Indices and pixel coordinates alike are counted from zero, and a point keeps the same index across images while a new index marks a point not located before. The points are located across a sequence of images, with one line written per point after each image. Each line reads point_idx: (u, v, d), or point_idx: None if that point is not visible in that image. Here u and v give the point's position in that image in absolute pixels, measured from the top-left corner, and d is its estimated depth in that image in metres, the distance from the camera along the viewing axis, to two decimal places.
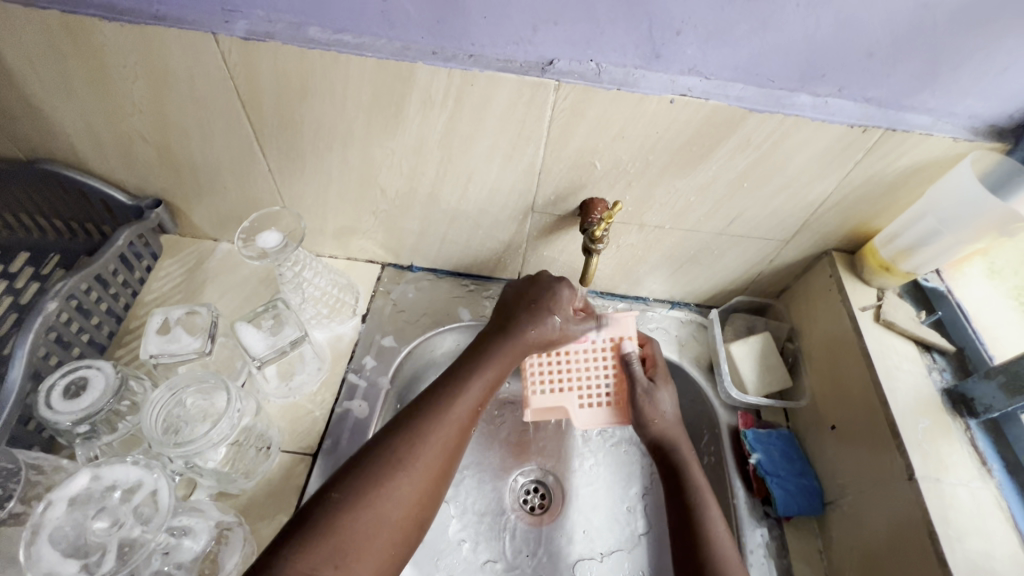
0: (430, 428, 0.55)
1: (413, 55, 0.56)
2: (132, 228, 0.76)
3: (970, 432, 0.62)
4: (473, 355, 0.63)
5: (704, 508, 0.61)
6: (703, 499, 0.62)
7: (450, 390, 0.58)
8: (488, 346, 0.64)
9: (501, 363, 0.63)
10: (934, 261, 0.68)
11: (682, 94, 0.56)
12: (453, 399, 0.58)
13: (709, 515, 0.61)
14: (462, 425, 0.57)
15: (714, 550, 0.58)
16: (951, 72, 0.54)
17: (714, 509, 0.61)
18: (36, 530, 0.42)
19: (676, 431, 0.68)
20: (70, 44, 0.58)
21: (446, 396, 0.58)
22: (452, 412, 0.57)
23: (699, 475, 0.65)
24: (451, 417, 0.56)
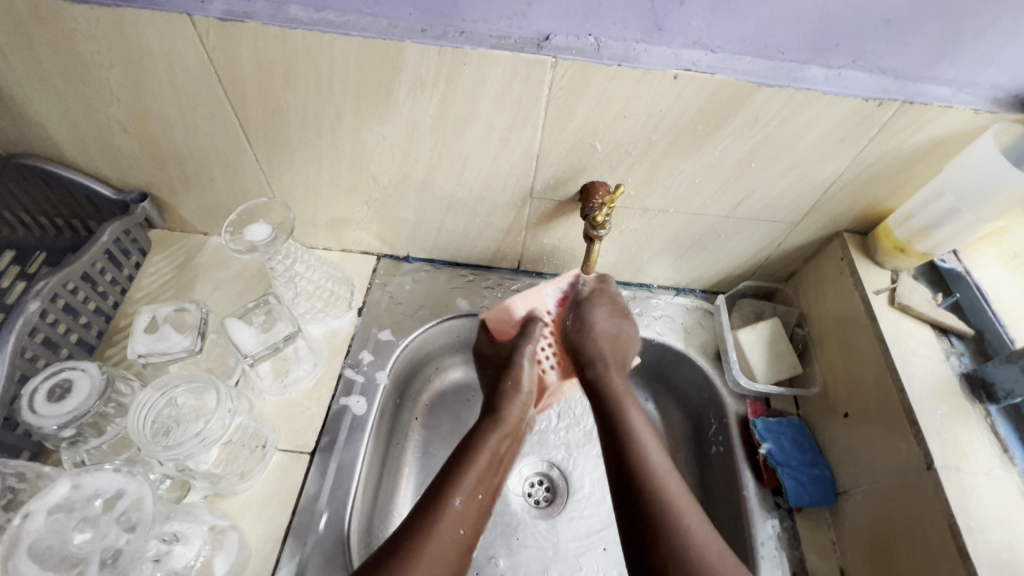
0: (444, 497, 0.56)
1: (401, 33, 0.53)
2: (116, 224, 0.73)
3: (990, 418, 0.60)
4: (457, 462, 0.59)
5: (627, 424, 0.61)
6: (624, 414, 0.62)
7: (426, 523, 0.53)
8: (478, 439, 0.62)
9: (492, 451, 0.62)
10: (951, 240, 0.65)
11: (686, 69, 0.53)
12: (433, 526, 0.53)
13: (639, 439, 0.59)
14: (447, 559, 0.52)
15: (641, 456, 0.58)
16: (973, 40, 0.51)
17: (638, 420, 0.61)
18: (14, 544, 0.42)
19: (601, 341, 0.69)
20: (40, 31, 0.55)
21: (421, 531, 0.53)
22: (466, 480, 0.58)
23: (620, 392, 0.64)
24: (464, 487, 0.57)
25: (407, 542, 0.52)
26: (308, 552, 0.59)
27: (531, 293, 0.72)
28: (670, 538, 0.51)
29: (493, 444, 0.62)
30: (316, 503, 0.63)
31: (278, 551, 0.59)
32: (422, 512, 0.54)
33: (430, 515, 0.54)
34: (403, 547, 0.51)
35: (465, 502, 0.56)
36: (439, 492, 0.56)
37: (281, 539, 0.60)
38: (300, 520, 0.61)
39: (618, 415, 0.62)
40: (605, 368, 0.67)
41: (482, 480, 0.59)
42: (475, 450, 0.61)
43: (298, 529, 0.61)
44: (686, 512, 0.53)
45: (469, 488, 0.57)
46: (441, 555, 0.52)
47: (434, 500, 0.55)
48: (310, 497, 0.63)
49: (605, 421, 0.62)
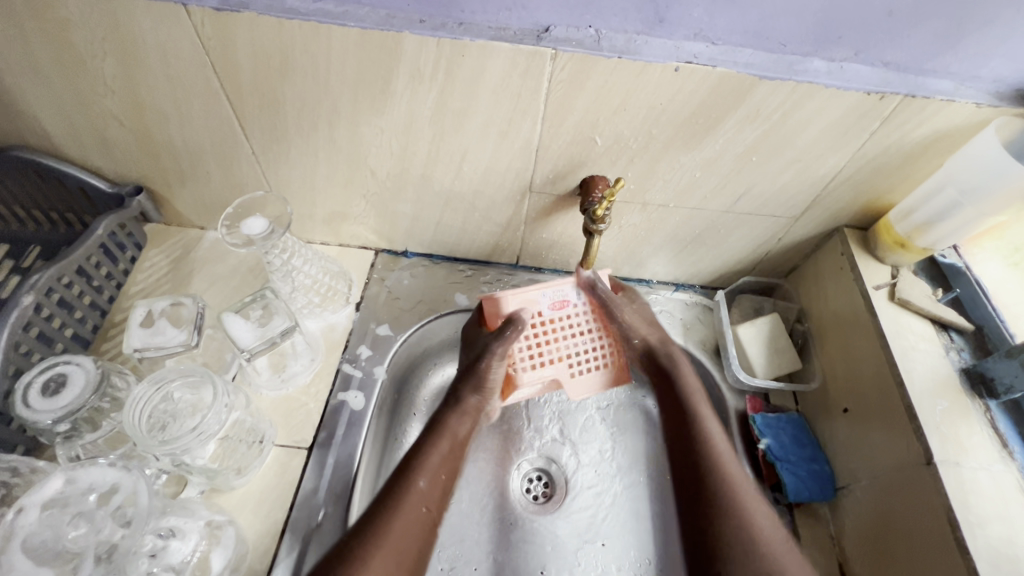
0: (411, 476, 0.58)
1: (399, 24, 0.52)
2: (111, 218, 0.72)
3: (990, 413, 0.60)
4: (422, 445, 0.62)
5: (700, 424, 0.64)
6: (697, 415, 0.65)
7: (393, 502, 0.55)
8: (439, 424, 0.64)
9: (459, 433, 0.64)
10: (951, 236, 0.65)
11: (687, 62, 0.53)
12: (400, 502, 0.55)
13: (714, 441, 0.62)
14: (411, 537, 0.54)
15: (714, 458, 0.60)
16: (976, 32, 0.51)
17: (711, 423, 0.64)
18: (8, 539, 0.41)
19: (661, 341, 0.71)
20: (33, 21, 0.54)
21: (388, 508, 0.55)
22: (430, 460, 0.60)
23: (695, 395, 0.66)
24: (430, 468, 0.60)
25: (375, 517, 0.54)
26: (306, 547, 0.59)
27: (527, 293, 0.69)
28: (730, 530, 0.55)
29: (453, 428, 0.64)
30: (314, 498, 0.62)
31: (276, 546, 0.59)
32: (390, 490, 0.57)
33: (396, 493, 0.56)
34: (372, 521, 0.54)
35: (431, 481, 0.59)
36: (404, 473, 0.58)
37: (279, 534, 0.60)
38: (297, 515, 0.61)
39: (694, 413, 0.65)
40: (678, 369, 0.69)
41: (446, 462, 0.61)
42: (436, 436, 0.63)
43: (295, 524, 0.60)
44: (759, 518, 0.56)
45: (433, 469, 0.60)
46: (411, 532, 0.54)
47: (401, 479, 0.58)
48: (308, 492, 0.62)
49: (679, 421, 0.65)
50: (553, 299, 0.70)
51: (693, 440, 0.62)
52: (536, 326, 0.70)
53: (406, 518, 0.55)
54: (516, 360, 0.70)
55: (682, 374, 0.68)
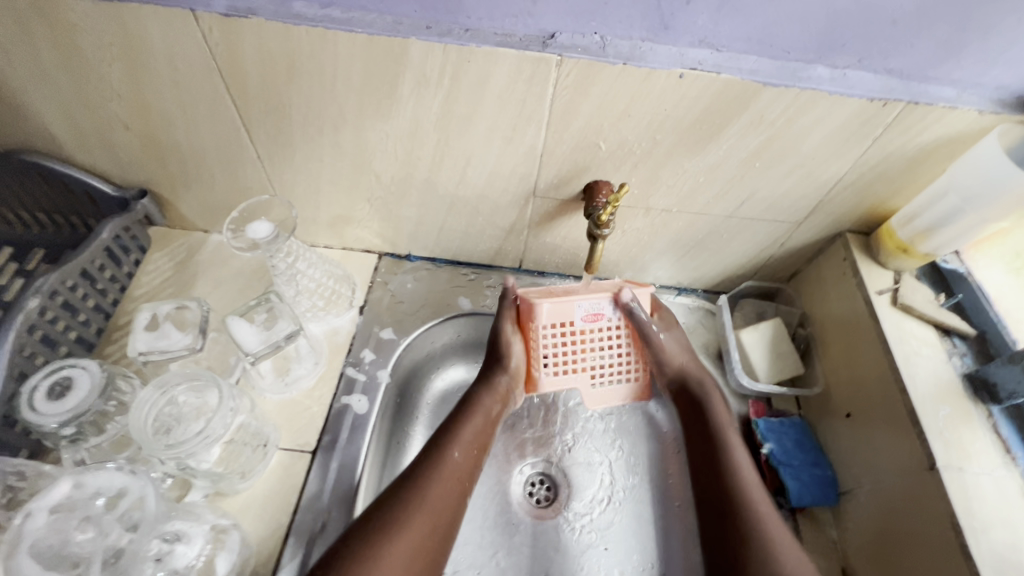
0: (445, 445, 0.60)
1: (405, 30, 0.53)
2: (117, 221, 0.73)
3: (993, 419, 0.60)
4: (456, 418, 0.63)
5: (729, 453, 0.62)
6: (728, 445, 0.62)
7: (429, 469, 0.57)
8: (472, 399, 0.65)
9: (491, 406, 0.65)
10: (953, 242, 0.65)
11: (692, 69, 0.53)
12: (433, 473, 0.57)
13: (742, 472, 0.60)
14: (446, 504, 0.56)
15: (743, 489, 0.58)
16: (979, 40, 0.51)
17: (740, 453, 0.62)
18: (15, 544, 0.41)
19: (695, 367, 0.70)
20: (41, 25, 0.54)
21: (425, 475, 0.57)
22: (464, 433, 0.62)
23: (726, 425, 0.64)
24: (463, 440, 0.61)
25: (410, 484, 0.56)
26: (309, 551, 0.59)
27: (562, 300, 0.67)
28: (762, 566, 0.53)
29: (484, 405, 0.65)
30: (317, 501, 0.62)
31: (279, 550, 0.59)
32: (425, 459, 0.59)
33: (430, 462, 0.58)
34: (407, 487, 0.56)
35: (463, 452, 0.60)
36: (438, 443, 0.60)
37: (283, 538, 0.60)
38: (300, 519, 0.61)
39: (723, 442, 0.62)
40: (711, 399, 0.67)
41: (480, 436, 0.63)
42: (470, 409, 0.64)
43: (299, 528, 0.60)
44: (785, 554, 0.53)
45: (466, 442, 0.61)
46: (442, 499, 0.56)
47: (436, 449, 0.59)
48: (311, 496, 0.62)
49: (705, 451, 0.63)
50: (588, 311, 0.67)
51: (721, 470, 0.60)
52: (564, 331, 0.68)
53: (440, 484, 0.57)
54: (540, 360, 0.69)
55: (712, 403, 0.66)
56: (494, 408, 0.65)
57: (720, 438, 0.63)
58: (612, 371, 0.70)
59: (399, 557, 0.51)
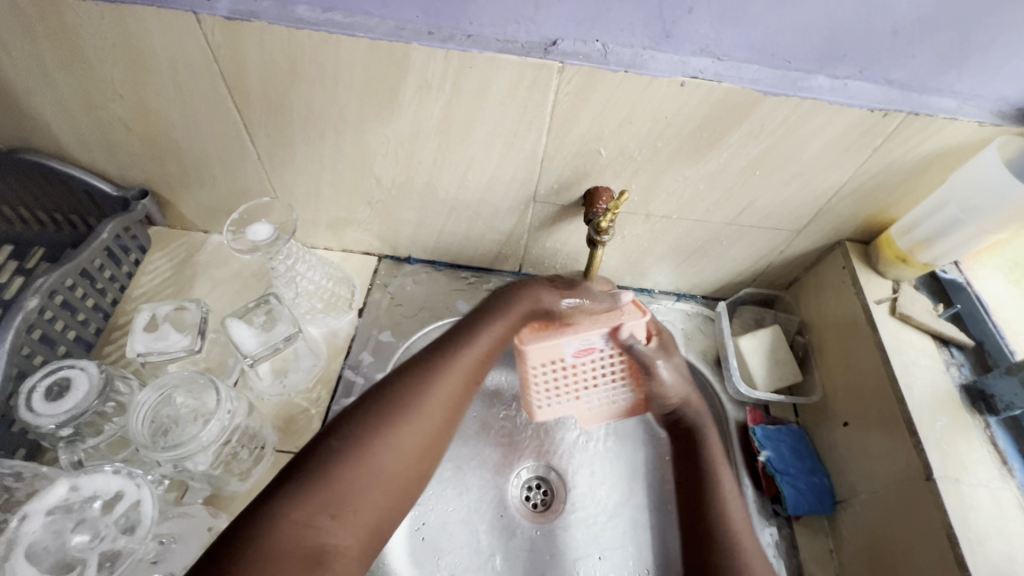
0: (470, 335, 0.60)
1: (408, 35, 0.53)
2: (117, 221, 0.73)
3: (990, 429, 0.60)
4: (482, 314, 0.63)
5: (715, 476, 0.59)
6: (717, 479, 0.59)
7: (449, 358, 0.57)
8: (516, 294, 0.65)
9: (531, 303, 0.64)
10: (952, 252, 0.66)
11: (693, 77, 0.53)
12: (450, 363, 0.57)
13: (722, 488, 0.58)
14: (459, 388, 0.57)
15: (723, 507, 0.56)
16: (980, 52, 0.51)
17: (727, 476, 0.60)
18: (10, 546, 0.41)
19: (696, 401, 0.66)
20: (44, 26, 0.54)
21: (445, 357, 0.57)
22: (490, 326, 0.61)
23: (715, 448, 0.62)
24: (488, 329, 0.61)
25: (431, 364, 0.56)
26: None
27: (551, 344, 0.64)
28: None
29: (522, 301, 0.64)
30: None
31: None
32: (444, 350, 0.58)
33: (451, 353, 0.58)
34: (424, 366, 0.56)
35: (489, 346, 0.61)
36: (463, 336, 0.60)
37: None
38: None
39: (709, 467, 0.60)
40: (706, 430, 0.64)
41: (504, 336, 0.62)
42: (503, 305, 0.63)
43: None
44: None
45: (492, 332, 0.61)
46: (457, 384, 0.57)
47: (460, 342, 0.59)
48: None
49: (690, 469, 0.61)
50: (579, 348, 0.65)
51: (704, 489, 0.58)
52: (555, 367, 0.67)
53: (456, 370, 0.57)
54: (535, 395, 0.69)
55: (706, 432, 0.64)
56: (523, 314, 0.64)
57: (707, 463, 0.60)
58: (602, 392, 0.71)
59: (412, 428, 0.52)
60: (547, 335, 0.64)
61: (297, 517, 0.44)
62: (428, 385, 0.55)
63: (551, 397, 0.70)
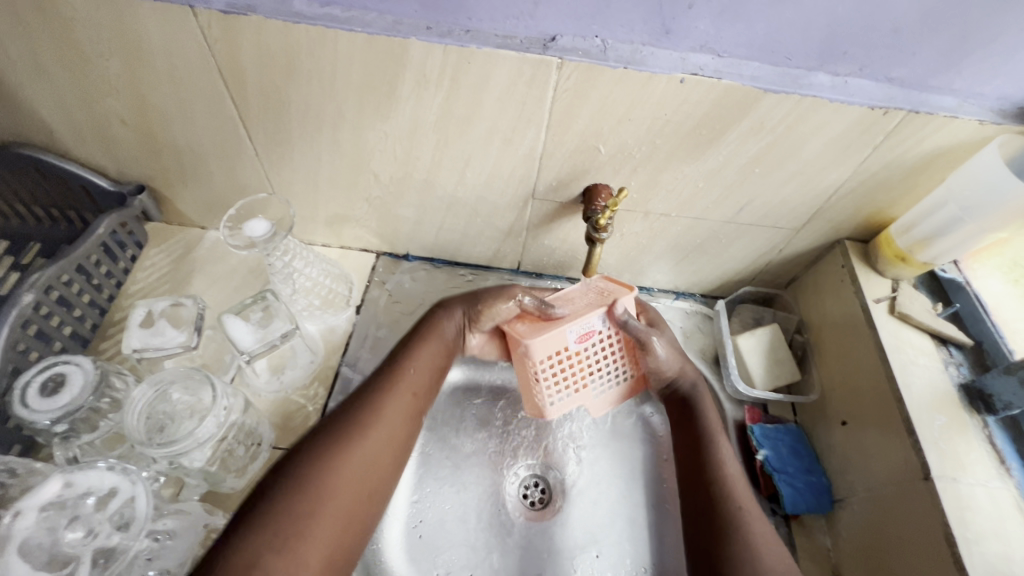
0: (406, 361, 0.62)
1: (406, 30, 0.52)
2: (114, 216, 0.72)
3: (988, 429, 0.60)
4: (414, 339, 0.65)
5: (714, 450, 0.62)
6: (715, 444, 0.63)
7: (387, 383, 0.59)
8: (438, 321, 0.67)
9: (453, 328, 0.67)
10: (951, 252, 0.65)
11: (693, 74, 0.53)
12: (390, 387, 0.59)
13: (721, 454, 0.62)
14: (405, 414, 0.58)
15: (724, 473, 0.60)
16: (981, 50, 0.51)
17: (725, 444, 0.63)
18: (4, 543, 0.41)
19: (689, 370, 0.69)
20: (39, 19, 0.54)
21: (384, 386, 0.59)
22: (422, 353, 0.63)
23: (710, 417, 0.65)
24: (421, 356, 0.63)
25: (370, 394, 0.58)
26: None
27: (553, 333, 0.60)
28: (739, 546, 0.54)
29: (444, 330, 0.66)
30: None
31: None
32: (384, 375, 0.60)
33: (391, 377, 0.60)
34: (362, 398, 0.57)
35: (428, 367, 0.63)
36: (398, 359, 0.62)
37: None
38: None
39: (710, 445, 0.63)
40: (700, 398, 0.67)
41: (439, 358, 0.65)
42: (430, 329, 0.66)
43: None
44: (762, 540, 0.55)
45: (425, 360, 0.63)
46: (402, 404, 0.58)
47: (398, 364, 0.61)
48: None
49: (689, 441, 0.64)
50: (580, 333, 0.62)
51: (704, 459, 0.62)
52: (561, 359, 0.63)
53: (399, 398, 0.58)
54: (544, 393, 0.64)
55: (702, 399, 0.67)
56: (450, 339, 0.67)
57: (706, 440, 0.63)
58: (606, 376, 0.68)
59: (365, 455, 0.53)
60: (546, 327, 0.61)
61: (252, 560, 0.44)
62: (374, 412, 0.56)
63: (559, 392, 0.65)
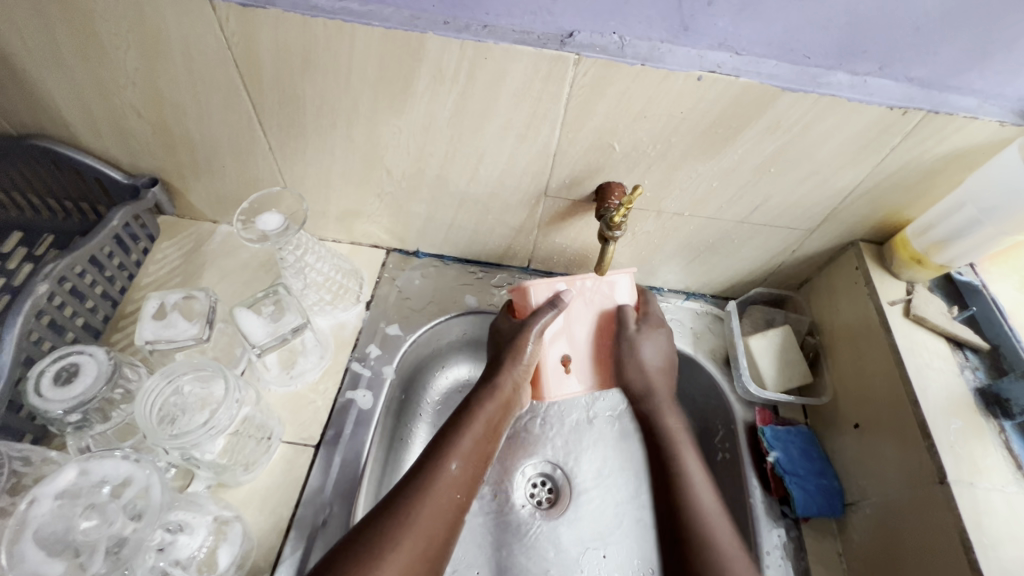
0: (466, 424, 0.61)
1: (423, 25, 0.52)
2: (127, 209, 0.73)
3: (1005, 434, 0.59)
4: (453, 430, 0.61)
5: (681, 467, 0.63)
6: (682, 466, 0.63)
7: (417, 491, 0.54)
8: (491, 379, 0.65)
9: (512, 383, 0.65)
10: (970, 254, 0.65)
11: (710, 71, 0.52)
12: (426, 485, 0.55)
13: (688, 473, 0.63)
14: (462, 486, 0.57)
15: (693, 502, 0.60)
16: (1003, 51, 0.50)
17: (691, 461, 0.64)
18: (20, 529, 0.41)
19: (659, 387, 0.69)
20: (57, 10, 0.54)
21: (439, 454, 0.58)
22: (480, 416, 0.62)
23: (675, 437, 0.66)
24: (477, 417, 0.62)
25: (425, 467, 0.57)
26: (309, 546, 0.59)
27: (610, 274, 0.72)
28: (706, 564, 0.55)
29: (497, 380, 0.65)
30: (317, 496, 0.62)
31: (280, 544, 0.59)
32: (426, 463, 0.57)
33: (424, 476, 0.56)
34: (421, 471, 0.56)
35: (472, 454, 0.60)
36: (435, 456, 0.58)
37: (284, 532, 0.60)
38: (301, 513, 0.61)
39: (682, 478, 0.62)
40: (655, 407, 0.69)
41: (478, 445, 0.61)
42: (469, 418, 0.62)
43: (299, 522, 0.60)
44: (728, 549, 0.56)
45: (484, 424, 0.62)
46: (446, 502, 0.55)
47: (431, 465, 0.57)
48: (313, 489, 0.62)
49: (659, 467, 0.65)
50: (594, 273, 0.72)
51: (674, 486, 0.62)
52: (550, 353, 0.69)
53: (461, 463, 0.58)
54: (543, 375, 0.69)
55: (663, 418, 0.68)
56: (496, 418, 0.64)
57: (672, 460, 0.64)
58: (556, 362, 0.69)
59: (415, 531, 0.51)
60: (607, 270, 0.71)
61: None
62: (427, 484, 0.55)
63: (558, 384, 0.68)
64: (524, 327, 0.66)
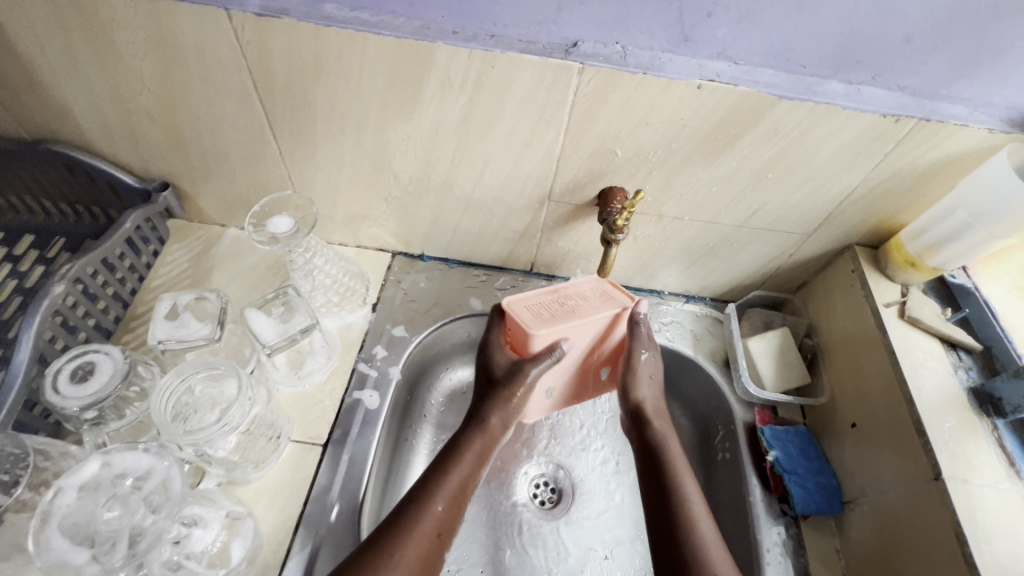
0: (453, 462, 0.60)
1: (433, 35, 0.54)
2: (139, 212, 0.74)
3: (997, 432, 0.61)
4: (438, 469, 0.60)
5: (678, 486, 0.60)
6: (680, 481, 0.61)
7: (398, 534, 0.53)
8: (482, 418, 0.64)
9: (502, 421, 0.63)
10: (961, 257, 0.66)
11: (710, 80, 0.54)
12: (406, 528, 0.54)
13: (685, 492, 0.60)
14: (444, 528, 0.56)
15: (691, 522, 0.58)
16: (990, 61, 0.52)
17: (688, 479, 0.61)
18: (45, 518, 0.43)
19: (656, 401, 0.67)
20: (78, 18, 0.56)
21: (425, 495, 0.57)
22: (466, 454, 0.61)
23: (674, 453, 0.63)
24: (463, 456, 0.61)
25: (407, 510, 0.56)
26: (317, 544, 0.60)
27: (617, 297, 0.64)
28: None
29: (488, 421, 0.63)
30: (325, 494, 0.63)
31: (290, 540, 0.60)
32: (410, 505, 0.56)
33: (408, 519, 0.55)
34: (404, 513, 0.55)
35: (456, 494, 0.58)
36: (419, 497, 0.57)
37: (293, 529, 0.61)
38: (309, 511, 0.62)
39: (678, 496, 0.60)
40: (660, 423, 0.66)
41: (462, 486, 0.59)
42: (455, 457, 0.61)
43: (308, 520, 0.61)
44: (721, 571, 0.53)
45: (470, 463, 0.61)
46: (424, 545, 0.54)
47: (416, 506, 0.56)
48: (321, 487, 0.63)
49: (655, 481, 0.62)
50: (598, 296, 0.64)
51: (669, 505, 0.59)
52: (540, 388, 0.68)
53: (444, 504, 0.57)
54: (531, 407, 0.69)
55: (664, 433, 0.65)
56: (478, 455, 0.62)
57: (672, 475, 0.61)
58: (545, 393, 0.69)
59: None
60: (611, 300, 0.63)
61: None
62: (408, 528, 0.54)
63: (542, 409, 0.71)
64: (520, 371, 0.62)
